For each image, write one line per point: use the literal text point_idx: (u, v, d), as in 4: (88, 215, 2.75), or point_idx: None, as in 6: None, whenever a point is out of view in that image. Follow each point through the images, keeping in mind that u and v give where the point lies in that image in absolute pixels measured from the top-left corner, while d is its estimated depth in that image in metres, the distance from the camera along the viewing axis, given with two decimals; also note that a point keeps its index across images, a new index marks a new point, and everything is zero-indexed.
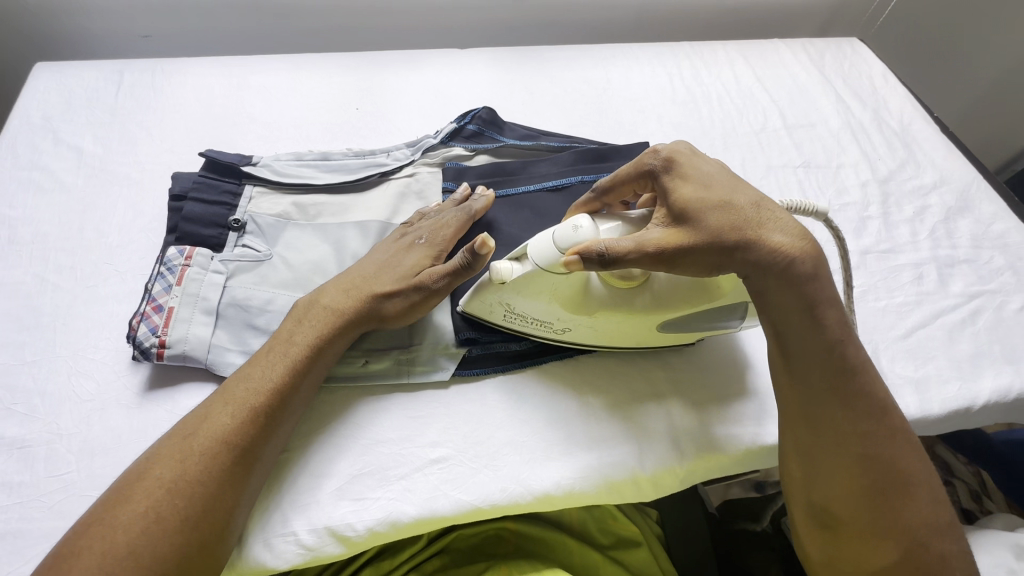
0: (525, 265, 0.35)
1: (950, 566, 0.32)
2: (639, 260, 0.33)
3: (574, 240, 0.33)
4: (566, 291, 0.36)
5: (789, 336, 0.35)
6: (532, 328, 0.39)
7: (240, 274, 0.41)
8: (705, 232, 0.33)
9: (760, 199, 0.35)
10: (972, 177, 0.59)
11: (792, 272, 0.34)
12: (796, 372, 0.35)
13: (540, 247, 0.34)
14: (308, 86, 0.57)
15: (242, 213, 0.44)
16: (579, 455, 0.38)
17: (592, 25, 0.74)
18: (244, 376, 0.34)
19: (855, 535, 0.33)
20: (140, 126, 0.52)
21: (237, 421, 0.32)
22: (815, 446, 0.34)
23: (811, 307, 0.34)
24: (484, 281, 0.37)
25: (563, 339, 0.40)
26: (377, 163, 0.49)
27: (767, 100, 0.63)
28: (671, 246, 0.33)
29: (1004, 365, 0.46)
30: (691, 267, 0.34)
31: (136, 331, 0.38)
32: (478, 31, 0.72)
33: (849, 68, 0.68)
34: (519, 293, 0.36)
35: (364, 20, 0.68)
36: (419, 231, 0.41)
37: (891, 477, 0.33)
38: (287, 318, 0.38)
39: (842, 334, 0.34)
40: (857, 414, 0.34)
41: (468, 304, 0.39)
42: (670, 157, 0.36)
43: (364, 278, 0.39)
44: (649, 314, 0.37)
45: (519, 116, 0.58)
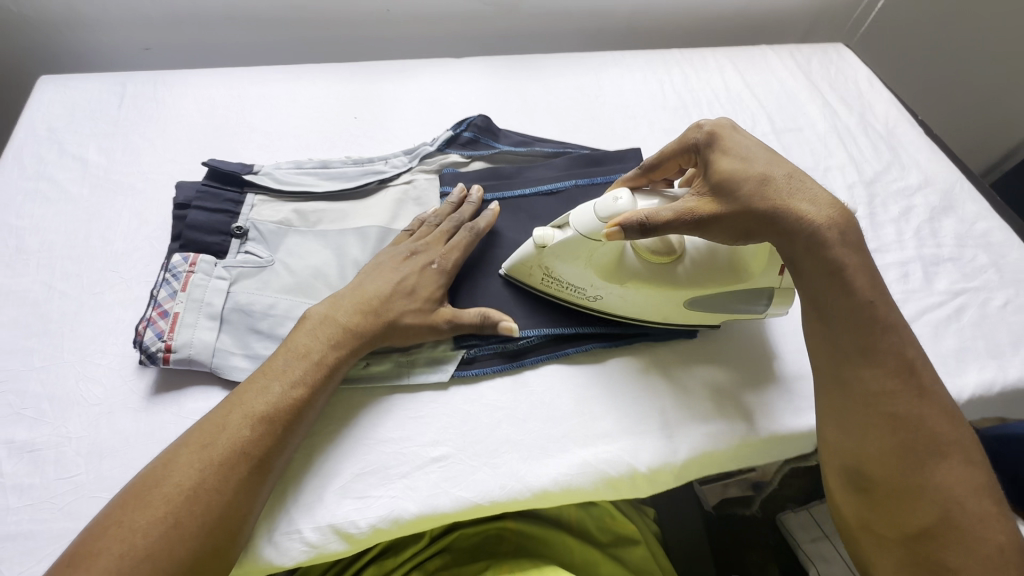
0: (567, 231, 0.39)
1: (989, 525, 0.32)
2: (678, 226, 0.36)
3: (615, 210, 0.36)
4: (606, 260, 0.40)
5: (815, 299, 0.36)
6: (569, 296, 0.43)
7: (243, 279, 0.43)
8: (738, 200, 0.36)
9: (793, 168, 0.37)
10: (955, 178, 0.60)
11: (819, 239, 0.35)
12: (826, 332, 0.36)
13: (582, 218, 0.38)
14: (307, 96, 0.58)
15: (245, 221, 0.45)
16: (576, 451, 0.39)
17: (585, 30, 0.75)
18: (262, 389, 0.35)
19: (891, 495, 0.34)
20: (143, 137, 0.53)
21: (257, 435, 0.33)
22: (844, 408, 0.35)
23: (840, 271, 0.35)
24: (529, 248, 0.41)
25: (596, 308, 0.43)
26: (375, 171, 0.50)
27: (755, 106, 0.65)
28: (702, 213, 0.36)
29: (988, 359, 0.47)
30: (719, 234, 0.37)
31: (142, 336, 0.39)
32: (473, 38, 0.73)
33: (834, 73, 0.70)
34: (562, 258, 0.40)
35: (364, 30, 0.69)
36: (430, 254, 0.42)
37: (921, 434, 0.34)
38: (299, 326, 0.39)
39: (869, 296, 0.35)
40: (886, 374, 0.35)
41: (511, 268, 0.43)
42: (712, 133, 0.39)
43: (378, 298, 0.39)
44: (685, 287, 0.40)
45: (514, 124, 0.59)
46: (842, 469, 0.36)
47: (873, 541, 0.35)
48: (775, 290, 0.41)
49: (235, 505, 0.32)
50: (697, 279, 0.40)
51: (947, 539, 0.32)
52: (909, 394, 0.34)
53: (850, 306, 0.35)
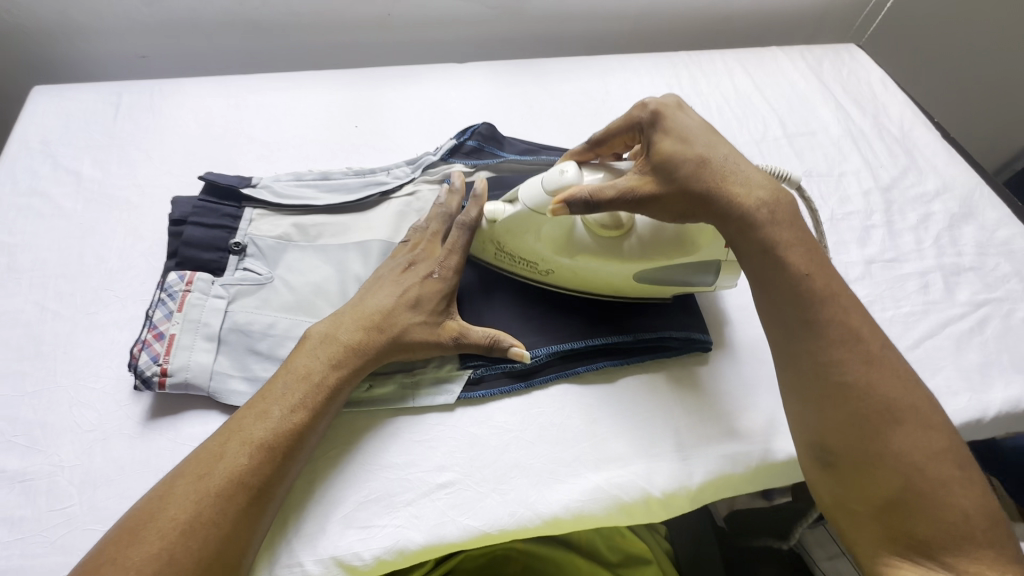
0: (513, 206, 0.39)
1: (952, 490, 0.31)
2: (620, 205, 0.36)
3: (561, 183, 0.36)
4: (551, 233, 0.39)
5: (757, 268, 0.35)
6: (519, 268, 0.43)
7: (241, 298, 0.41)
8: (675, 181, 0.35)
9: (732, 151, 0.36)
10: (974, 183, 0.58)
11: (749, 220, 0.35)
12: (770, 306, 0.35)
13: (529, 191, 0.38)
14: (307, 104, 0.57)
15: (243, 236, 0.44)
16: (587, 476, 0.38)
17: (590, 32, 0.74)
18: (258, 413, 0.34)
19: (856, 469, 0.32)
20: (139, 148, 0.52)
21: (255, 463, 0.32)
22: (800, 383, 0.34)
23: (775, 248, 0.34)
24: (481, 221, 0.42)
25: (551, 281, 0.43)
26: (377, 182, 0.49)
27: (767, 109, 0.63)
28: (642, 193, 0.35)
29: (1013, 374, 0.45)
30: (658, 214, 0.36)
31: (137, 360, 0.38)
32: (476, 42, 0.71)
33: (846, 74, 0.68)
34: (508, 230, 0.40)
35: (364, 35, 0.68)
36: (430, 263, 0.40)
37: (875, 404, 0.32)
38: (300, 347, 0.37)
39: (810, 266, 0.34)
40: (835, 343, 0.33)
41: None
42: (657, 111, 0.38)
43: (381, 314, 0.38)
44: (626, 261, 0.39)
45: (519, 131, 0.58)
46: (808, 448, 0.34)
47: (847, 520, 0.33)
48: (723, 263, 0.40)
49: (235, 531, 0.30)
50: (646, 252, 0.39)
51: (915, 510, 0.31)
52: (862, 361, 0.33)
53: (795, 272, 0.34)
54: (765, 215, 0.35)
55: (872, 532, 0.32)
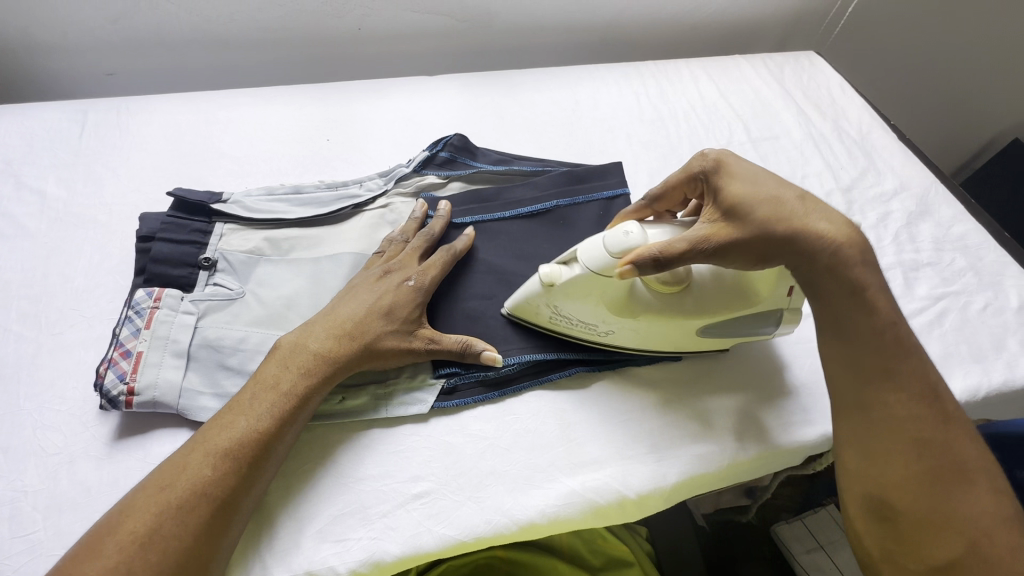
0: (574, 268, 0.37)
1: (1022, 557, 0.30)
2: (692, 257, 0.35)
3: (626, 245, 0.35)
4: (613, 295, 0.38)
5: (832, 316, 0.36)
6: (576, 330, 0.41)
7: (211, 314, 0.41)
8: (753, 225, 0.34)
9: (804, 192, 0.36)
10: (929, 182, 0.61)
11: (838, 258, 0.35)
12: (846, 350, 0.35)
13: (591, 253, 0.36)
14: (279, 119, 0.57)
15: (213, 251, 0.44)
16: (563, 481, 0.38)
17: (559, 44, 0.75)
18: (223, 425, 0.33)
19: (918, 525, 0.32)
20: (106, 166, 0.52)
21: (217, 474, 0.31)
22: (869, 429, 0.34)
23: (858, 293, 0.35)
24: (533, 285, 0.39)
25: (608, 342, 0.41)
26: (350, 195, 0.49)
27: (731, 115, 0.65)
28: (717, 241, 0.34)
29: (971, 365, 0.47)
30: (735, 260, 0.35)
31: (103, 379, 0.37)
32: (447, 55, 0.72)
33: (807, 80, 0.70)
34: (567, 295, 0.38)
35: (336, 49, 0.68)
36: (406, 272, 0.41)
37: (949, 456, 0.32)
38: (269, 358, 0.37)
39: (892, 319, 0.35)
40: (910, 395, 0.34)
41: (513, 304, 0.42)
42: (718, 159, 0.38)
43: (353, 322, 0.38)
44: (694, 319, 0.39)
45: (491, 141, 0.58)
46: (861, 497, 0.34)
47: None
48: (785, 313, 0.40)
49: (200, 548, 0.30)
50: (708, 307, 0.38)
51: (977, 574, 0.30)
52: (937, 413, 0.33)
53: (873, 326, 0.35)
54: (845, 263, 0.35)
55: None
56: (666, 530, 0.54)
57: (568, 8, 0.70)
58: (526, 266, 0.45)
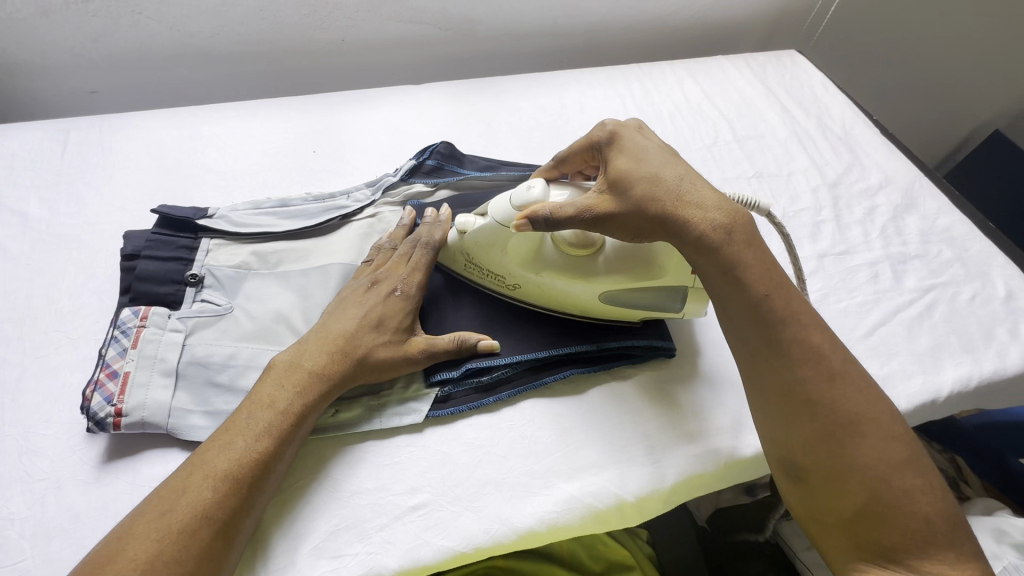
0: (485, 220, 0.40)
1: (917, 495, 0.31)
2: (577, 223, 0.36)
3: (527, 199, 0.38)
4: (520, 248, 0.40)
5: (714, 284, 0.35)
6: (489, 282, 0.44)
7: (199, 331, 0.40)
8: (630, 201, 0.35)
9: (686, 172, 0.36)
10: (913, 175, 0.62)
11: (708, 236, 0.34)
12: (728, 318, 0.35)
13: (499, 206, 0.39)
14: (265, 132, 0.57)
15: (200, 267, 0.43)
16: (560, 487, 0.38)
17: (543, 50, 0.76)
18: (221, 446, 0.33)
19: (825, 482, 0.32)
20: (89, 185, 0.51)
21: (218, 495, 0.31)
22: (768, 396, 0.34)
23: (731, 262, 0.34)
24: (454, 236, 0.43)
25: (517, 297, 0.43)
26: (337, 206, 0.49)
27: (716, 115, 0.65)
28: (598, 212, 0.36)
29: (962, 355, 0.47)
30: (615, 234, 0.36)
31: (89, 401, 0.36)
32: (433, 64, 0.73)
33: (789, 79, 0.71)
34: (479, 245, 0.41)
35: (320, 60, 0.68)
36: (392, 281, 0.41)
37: (838, 415, 0.32)
38: (264, 376, 0.36)
39: (769, 285, 0.34)
40: (798, 359, 0.33)
41: (439, 252, 0.45)
42: (614, 132, 0.39)
43: (345, 335, 0.38)
44: (592, 282, 0.40)
45: (478, 148, 0.58)
46: (779, 461, 0.34)
47: (817, 530, 0.33)
48: (689, 292, 0.41)
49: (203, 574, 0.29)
50: (607, 273, 0.40)
51: (882, 522, 0.30)
52: (828, 374, 0.33)
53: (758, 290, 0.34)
54: (717, 234, 0.34)
55: (843, 542, 0.31)
56: (666, 533, 0.54)
57: (551, 14, 0.71)
58: None
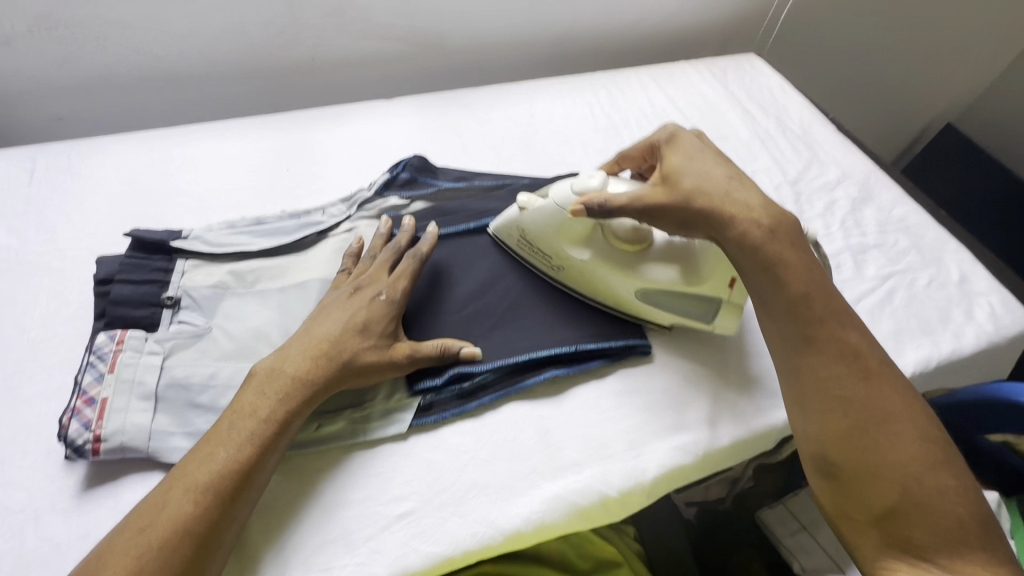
0: (546, 201, 0.44)
1: (950, 496, 0.32)
2: (628, 212, 0.39)
3: (586, 185, 0.41)
4: (575, 232, 0.44)
5: (752, 283, 0.38)
6: (536, 261, 0.46)
7: (177, 352, 0.40)
8: (679, 196, 0.38)
9: (736, 175, 0.39)
10: (869, 169, 0.65)
11: (749, 234, 0.37)
12: (768, 318, 0.37)
13: (560, 191, 0.42)
14: (238, 152, 0.57)
15: (176, 289, 0.43)
16: (545, 487, 0.38)
17: (512, 62, 0.77)
18: (201, 458, 0.33)
19: (857, 478, 0.33)
20: (59, 212, 0.51)
21: (198, 510, 0.31)
22: (801, 391, 0.36)
23: (769, 266, 0.36)
24: (512, 212, 0.46)
25: (559, 280, 0.46)
26: (313, 223, 0.49)
27: (681, 119, 0.68)
28: (649, 203, 0.39)
29: (922, 337, 0.50)
30: (660, 225, 0.40)
31: (66, 429, 0.36)
32: (404, 79, 0.74)
33: (749, 81, 0.74)
34: (535, 224, 0.44)
35: (291, 78, 0.69)
36: (376, 286, 0.41)
37: (871, 412, 0.34)
38: (247, 384, 0.36)
39: (809, 285, 0.36)
40: (831, 357, 0.35)
41: (497, 225, 0.48)
42: (674, 134, 0.43)
43: (329, 341, 0.38)
44: (629, 275, 0.42)
45: (451, 160, 0.59)
46: (808, 458, 0.35)
47: (848, 527, 0.34)
48: (723, 305, 0.43)
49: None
50: (649, 269, 0.42)
51: (913, 518, 0.31)
52: (860, 371, 0.35)
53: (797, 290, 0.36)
54: (762, 233, 0.37)
55: (872, 538, 0.33)
56: None
57: (517, 26, 0.73)
58: (493, 279, 0.46)
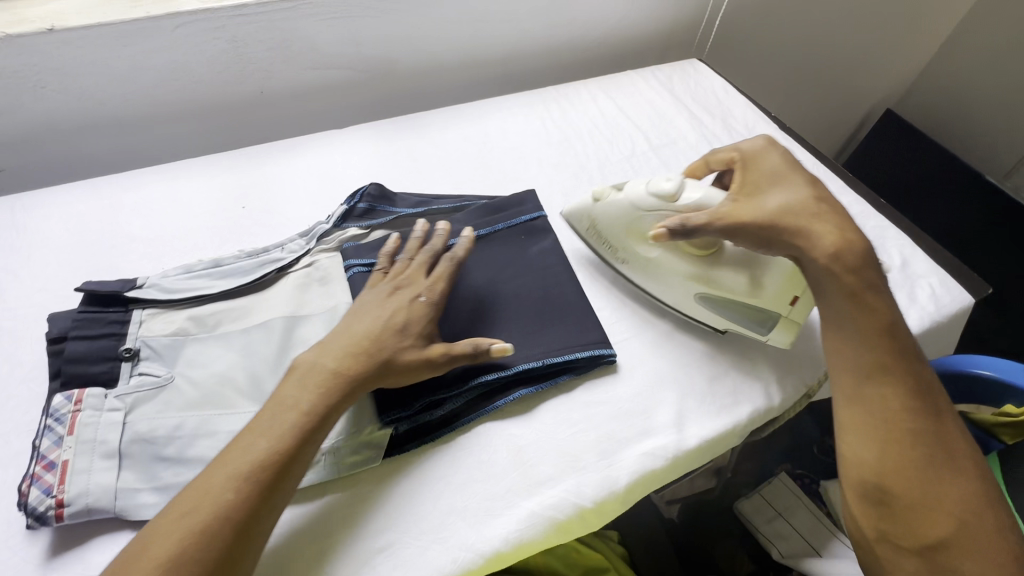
0: (617, 194, 0.48)
1: (998, 536, 0.34)
2: (710, 229, 0.43)
3: (662, 192, 0.45)
4: (643, 230, 0.48)
5: (835, 309, 0.40)
6: (601, 247, 0.51)
7: (139, 405, 0.40)
8: (764, 216, 0.41)
9: (824, 202, 0.42)
10: (811, 164, 0.68)
11: (841, 263, 0.39)
12: (846, 344, 0.39)
13: (634, 192, 0.47)
14: (190, 193, 0.56)
15: (134, 340, 0.43)
16: (521, 506, 0.39)
17: (464, 82, 0.79)
18: (243, 448, 0.34)
19: (911, 507, 0.35)
20: (5, 270, 0.49)
21: (239, 499, 0.32)
22: (867, 416, 0.37)
23: (857, 298, 0.39)
24: (584, 200, 0.50)
25: (624, 272, 0.51)
26: (272, 260, 0.49)
27: (631, 127, 0.70)
28: (729, 220, 0.42)
29: None
30: (742, 240, 0.42)
31: (27, 497, 0.35)
32: (357, 107, 0.74)
33: (694, 86, 0.77)
34: (605, 214, 0.49)
35: (241, 113, 0.68)
36: (416, 288, 0.42)
37: (936, 444, 0.36)
38: (286, 377, 0.37)
39: (893, 321, 0.39)
40: (904, 389, 0.37)
41: (569, 208, 0.52)
42: (751, 157, 0.47)
43: (368, 338, 0.39)
44: (694, 280, 0.46)
45: (409, 184, 0.60)
46: (858, 483, 0.37)
47: (890, 553, 0.36)
48: (781, 319, 0.46)
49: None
50: (718, 275, 0.46)
51: (961, 550, 0.34)
52: (926, 401, 0.37)
53: (875, 323, 0.38)
54: (849, 264, 0.39)
55: (914, 564, 0.35)
56: (636, 529, 0.56)
57: (464, 46, 0.74)
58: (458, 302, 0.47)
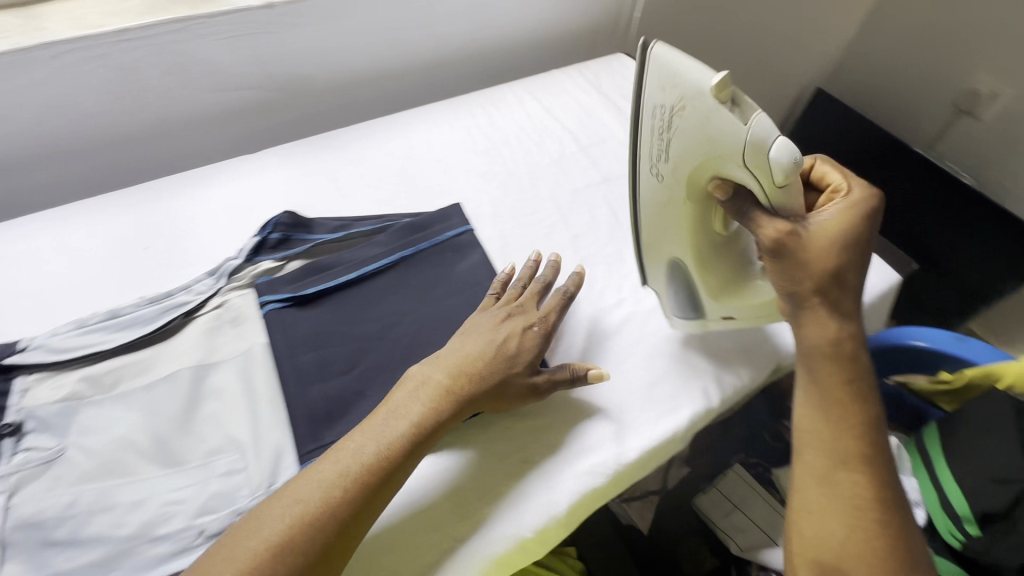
0: (724, 111, 0.36)
1: None
2: (765, 230, 0.38)
3: (786, 168, 0.35)
4: (704, 178, 0.40)
5: (823, 386, 0.38)
6: (653, 132, 0.41)
7: (25, 486, 0.36)
8: (801, 267, 0.38)
9: (860, 280, 0.39)
10: None
11: (836, 349, 0.38)
12: (829, 420, 0.37)
13: (761, 134, 0.35)
14: (84, 238, 0.52)
15: (17, 412, 0.38)
16: (457, 545, 0.37)
17: (383, 93, 0.76)
18: (351, 450, 0.35)
19: None
20: None
21: (345, 501, 0.33)
22: (834, 494, 0.35)
23: (844, 382, 0.37)
24: (699, 75, 0.37)
25: (647, 175, 0.44)
26: (176, 304, 0.45)
27: (560, 128, 0.68)
28: (788, 241, 0.37)
29: None
30: (773, 269, 0.39)
31: None
32: (271, 127, 0.71)
33: (621, 80, 0.76)
34: (688, 119, 0.38)
35: (141, 144, 0.64)
36: (528, 318, 0.44)
37: (894, 540, 0.34)
38: (399, 385, 0.39)
39: (874, 416, 0.37)
40: (873, 480, 0.35)
41: (665, 55, 0.39)
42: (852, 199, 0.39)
43: (465, 360, 0.40)
44: (694, 248, 0.44)
45: (329, 207, 0.57)
46: (808, 559, 0.35)
47: None
48: (705, 318, 0.47)
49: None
50: (707, 259, 0.44)
51: None
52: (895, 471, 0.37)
53: (864, 392, 0.37)
54: (844, 350, 0.38)
55: None
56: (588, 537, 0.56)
57: (381, 56, 0.71)
58: None
